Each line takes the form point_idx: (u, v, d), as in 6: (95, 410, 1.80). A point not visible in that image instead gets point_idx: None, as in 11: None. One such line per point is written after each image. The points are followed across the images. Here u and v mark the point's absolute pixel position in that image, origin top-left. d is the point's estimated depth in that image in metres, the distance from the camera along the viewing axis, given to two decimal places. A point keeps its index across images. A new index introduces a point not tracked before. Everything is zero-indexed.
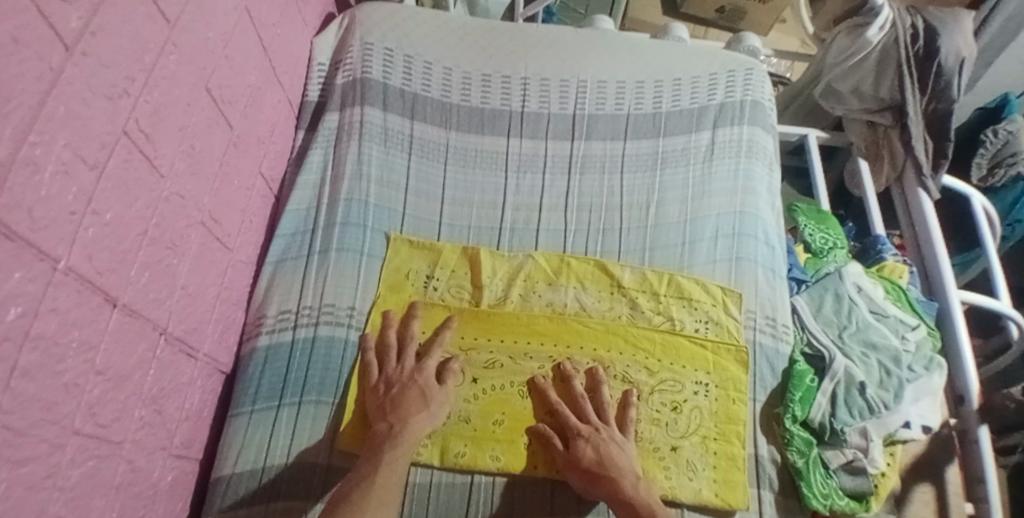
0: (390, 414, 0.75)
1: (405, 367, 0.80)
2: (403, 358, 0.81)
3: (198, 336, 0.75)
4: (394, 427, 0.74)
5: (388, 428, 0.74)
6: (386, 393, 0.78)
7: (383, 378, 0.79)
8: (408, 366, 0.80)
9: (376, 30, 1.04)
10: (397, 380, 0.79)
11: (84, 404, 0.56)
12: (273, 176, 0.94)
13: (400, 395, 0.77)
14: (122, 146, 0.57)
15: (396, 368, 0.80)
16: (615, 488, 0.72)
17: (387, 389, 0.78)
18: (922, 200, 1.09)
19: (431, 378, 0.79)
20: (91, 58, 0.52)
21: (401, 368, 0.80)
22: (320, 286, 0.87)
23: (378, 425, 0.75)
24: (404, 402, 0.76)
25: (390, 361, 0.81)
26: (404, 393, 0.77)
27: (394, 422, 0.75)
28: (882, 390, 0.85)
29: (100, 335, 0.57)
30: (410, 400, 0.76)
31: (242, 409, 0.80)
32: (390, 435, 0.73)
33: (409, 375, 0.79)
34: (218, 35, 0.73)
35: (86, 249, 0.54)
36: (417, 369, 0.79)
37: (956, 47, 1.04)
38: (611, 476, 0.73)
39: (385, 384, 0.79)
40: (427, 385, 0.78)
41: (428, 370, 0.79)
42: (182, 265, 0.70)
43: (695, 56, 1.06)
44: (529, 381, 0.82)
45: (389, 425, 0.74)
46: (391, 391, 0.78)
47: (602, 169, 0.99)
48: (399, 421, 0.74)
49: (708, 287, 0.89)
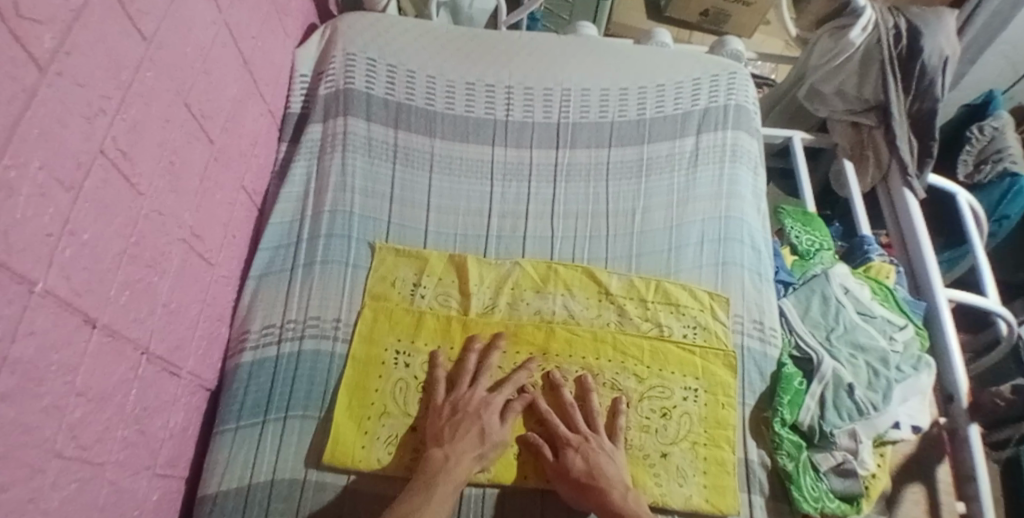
0: (446, 443, 0.74)
1: (476, 395, 0.78)
2: (475, 385, 0.80)
3: (180, 354, 0.75)
4: (449, 458, 0.73)
5: (443, 457, 0.73)
6: (450, 416, 0.77)
7: (450, 400, 0.79)
8: (479, 394, 0.79)
9: (358, 40, 1.04)
10: (464, 407, 0.77)
11: (65, 426, 0.56)
12: (255, 190, 0.93)
13: (463, 424, 0.76)
14: (99, 165, 0.57)
15: (467, 392, 0.79)
16: (604, 499, 0.72)
17: (452, 413, 0.77)
18: (908, 199, 1.09)
19: (494, 416, 0.77)
20: (66, 78, 0.52)
21: (471, 395, 0.79)
22: (305, 299, 0.86)
23: (434, 451, 0.74)
24: (461, 434, 0.75)
25: (463, 385, 0.80)
26: (464, 425, 0.76)
27: (449, 453, 0.73)
28: (870, 391, 0.85)
29: (80, 357, 0.57)
30: (469, 435, 0.75)
31: (227, 426, 0.79)
32: (445, 466, 0.72)
33: (476, 407, 0.77)
34: (197, 49, 0.73)
35: (64, 270, 0.53)
36: (485, 403, 0.78)
37: (940, 47, 1.05)
38: (601, 488, 0.73)
39: (451, 406, 0.78)
40: (489, 425, 0.76)
41: (495, 405, 0.78)
42: (163, 282, 0.69)
43: (678, 61, 1.06)
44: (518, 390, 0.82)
45: (444, 454, 0.73)
46: (455, 415, 0.77)
47: (587, 176, 0.99)
48: (455, 455, 0.73)
49: (695, 292, 0.89)
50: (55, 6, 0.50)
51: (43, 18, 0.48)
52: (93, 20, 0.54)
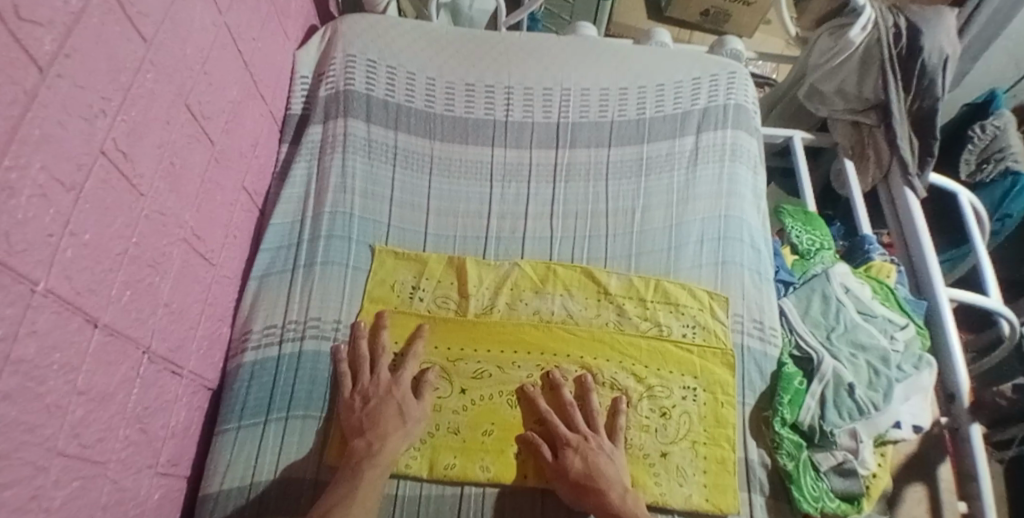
0: (368, 431, 0.75)
1: (382, 380, 0.80)
2: (377, 371, 0.80)
3: (182, 354, 0.75)
4: (372, 444, 0.74)
5: (367, 445, 0.74)
6: (363, 407, 0.78)
7: (359, 391, 0.79)
8: (383, 378, 0.80)
9: (358, 41, 1.04)
10: (374, 394, 0.79)
11: (67, 425, 0.56)
12: (256, 191, 0.93)
13: (377, 410, 0.77)
14: (100, 166, 0.57)
15: (372, 381, 0.80)
16: (603, 499, 0.73)
17: (364, 403, 0.78)
18: (907, 197, 1.09)
19: (407, 393, 0.79)
20: (66, 80, 0.52)
21: (377, 381, 0.79)
22: (305, 299, 0.87)
23: (356, 441, 0.75)
24: (381, 419, 0.76)
25: (364, 374, 0.80)
26: (382, 409, 0.77)
27: (372, 440, 0.75)
28: (871, 390, 0.85)
29: (81, 356, 0.57)
30: (389, 417, 0.76)
31: (229, 425, 0.80)
32: (369, 453, 0.74)
33: (386, 389, 0.79)
34: (197, 51, 0.73)
35: (65, 270, 0.54)
36: (394, 382, 0.79)
37: (940, 45, 1.04)
38: (600, 488, 0.73)
39: (361, 397, 0.79)
40: (405, 402, 0.78)
41: (404, 384, 0.79)
42: (164, 283, 0.70)
43: (677, 60, 1.06)
44: (518, 390, 0.82)
45: (367, 442, 0.74)
46: (367, 404, 0.78)
47: (588, 177, 0.99)
48: (378, 440, 0.74)
49: (694, 291, 0.89)
50: (54, 9, 0.50)
51: (43, 20, 0.49)
52: (92, 22, 0.55)
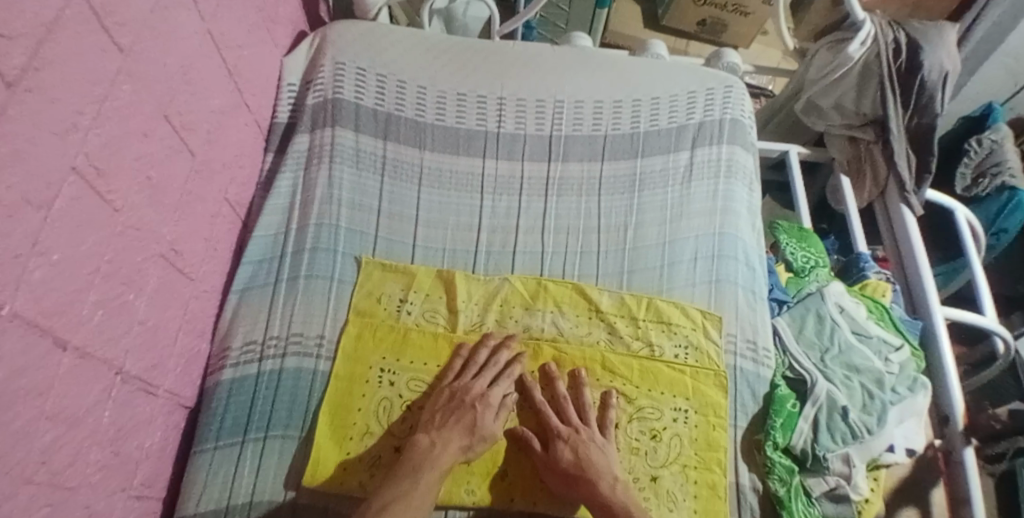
0: (433, 430, 0.75)
1: (475, 387, 0.78)
2: (479, 377, 0.79)
3: (158, 373, 0.73)
4: (434, 444, 0.73)
5: (428, 445, 0.73)
6: (448, 403, 0.77)
7: (451, 388, 0.79)
8: (479, 385, 0.78)
9: (348, 49, 1.02)
10: (460, 396, 0.77)
11: (35, 451, 0.54)
12: (239, 202, 0.91)
13: (455, 413, 0.76)
14: (71, 183, 0.55)
15: (469, 382, 0.79)
16: (593, 490, 0.73)
17: (448, 400, 0.78)
18: (905, 216, 1.08)
19: (490, 409, 0.77)
20: (35, 95, 0.49)
21: (471, 385, 0.78)
22: (287, 315, 0.85)
23: (419, 438, 0.74)
24: (452, 421, 0.75)
25: (466, 373, 0.80)
26: (457, 414, 0.76)
27: (435, 439, 0.74)
28: (864, 414, 0.83)
29: (50, 380, 0.55)
30: (461, 424, 0.75)
31: (205, 446, 0.77)
32: (430, 454, 0.73)
33: (472, 398, 0.77)
34: (179, 60, 0.71)
35: (33, 292, 0.51)
36: (484, 396, 0.77)
37: (939, 61, 1.02)
38: (589, 479, 0.73)
39: (450, 392, 0.78)
40: (481, 417, 0.76)
41: (492, 400, 0.78)
42: (140, 301, 0.67)
43: (674, 73, 1.05)
44: (518, 378, 0.82)
45: (430, 440, 0.74)
46: (450, 402, 0.77)
47: (580, 191, 0.97)
48: (441, 442, 0.74)
49: (687, 311, 0.88)
50: (24, 22, 0.47)
51: (14, 33, 0.46)
52: (65, 34, 0.52)
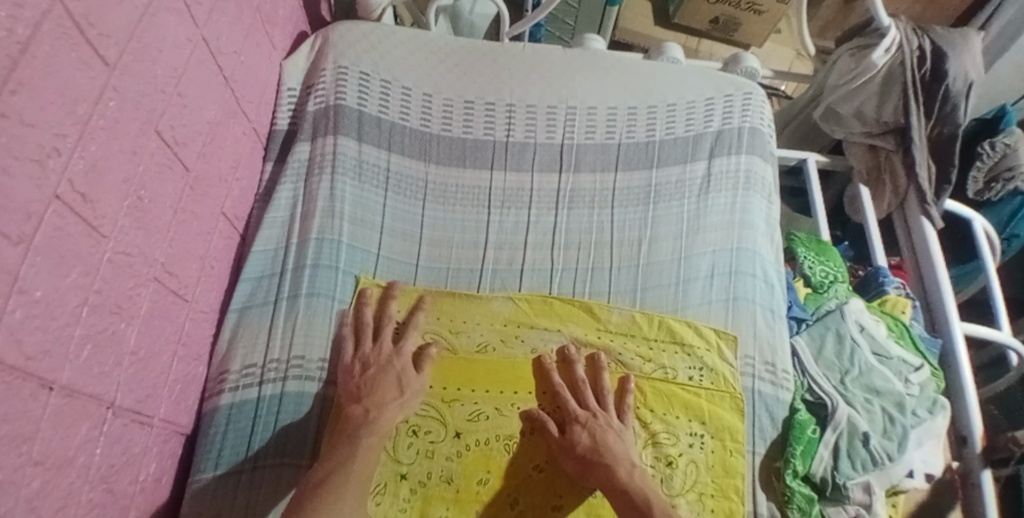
0: (365, 398, 0.74)
1: (384, 349, 0.79)
2: (380, 339, 0.80)
3: (151, 402, 0.69)
4: (369, 412, 0.73)
5: (363, 412, 0.73)
6: (362, 374, 0.77)
7: (360, 357, 0.78)
8: (386, 348, 0.79)
9: (349, 52, 0.97)
10: (375, 362, 0.78)
11: (22, 500, 0.49)
12: (237, 216, 0.87)
13: (377, 377, 0.76)
14: (53, 211, 0.50)
15: (374, 348, 0.79)
16: (610, 475, 0.72)
17: (363, 370, 0.77)
18: (924, 227, 1.04)
19: (408, 365, 0.78)
20: (10, 120, 0.44)
21: (378, 350, 0.79)
22: (287, 336, 0.81)
23: (352, 408, 0.73)
24: (379, 386, 0.75)
25: (368, 341, 0.80)
26: (381, 377, 0.76)
27: (369, 407, 0.73)
28: (885, 439, 0.79)
29: (36, 424, 0.50)
30: (387, 385, 0.75)
31: (203, 475, 0.74)
32: (366, 420, 0.72)
33: (387, 359, 0.78)
34: (169, 70, 0.66)
35: (14, 334, 0.47)
36: (395, 354, 0.78)
37: (964, 70, 0.99)
38: (606, 464, 0.73)
39: (361, 364, 0.78)
40: (404, 373, 0.77)
41: (406, 356, 0.78)
42: (131, 330, 0.63)
43: (689, 78, 1.00)
44: (535, 359, 0.82)
45: (364, 409, 0.73)
46: (366, 372, 0.77)
47: (592, 204, 0.93)
48: (375, 407, 0.73)
49: (701, 330, 0.84)
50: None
51: None
52: (42, 51, 0.47)
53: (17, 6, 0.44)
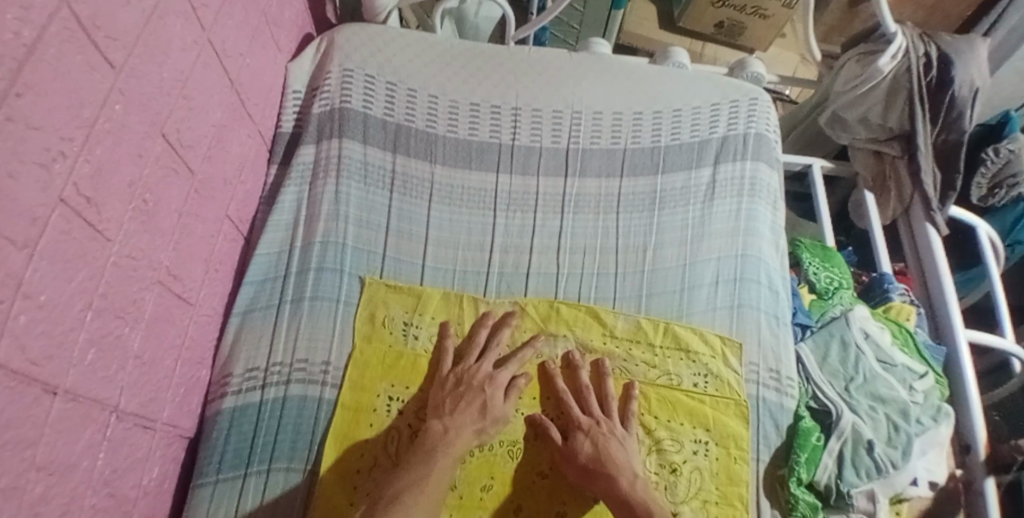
0: (445, 417, 0.74)
1: (482, 370, 0.78)
2: (483, 359, 0.79)
3: (155, 406, 0.68)
4: (448, 431, 0.72)
5: (442, 430, 0.73)
6: (453, 388, 0.77)
7: (455, 372, 0.78)
8: (485, 368, 0.79)
9: (356, 55, 0.97)
10: (468, 380, 0.77)
11: (25, 506, 0.49)
12: (241, 218, 0.86)
13: (465, 395, 0.75)
14: (58, 215, 0.50)
15: (473, 366, 0.79)
16: (612, 485, 0.72)
17: (455, 384, 0.77)
18: (929, 234, 1.04)
19: (498, 391, 0.77)
20: (17, 123, 0.44)
21: (476, 369, 0.78)
22: (292, 339, 0.81)
23: (433, 424, 0.73)
24: (464, 407, 0.74)
25: (471, 358, 0.80)
26: (468, 399, 0.75)
27: (448, 426, 0.73)
28: (889, 447, 0.79)
29: (39, 429, 0.50)
30: (472, 408, 0.74)
31: (205, 479, 0.74)
32: (444, 439, 0.72)
33: (481, 381, 0.77)
34: (176, 73, 0.66)
35: (18, 339, 0.46)
36: (490, 378, 0.78)
37: (971, 77, 0.98)
38: (608, 474, 0.72)
39: (456, 378, 0.78)
40: (492, 399, 0.76)
41: (499, 381, 0.78)
42: (135, 334, 0.63)
43: (695, 84, 1.00)
44: (541, 364, 0.82)
45: (443, 427, 0.73)
46: (458, 387, 0.77)
47: (597, 208, 0.93)
48: (455, 428, 0.73)
49: (707, 337, 0.84)
50: (4, 44, 0.41)
51: None
52: (49, 54, 0.47)
53: (24, 9, 0.43)
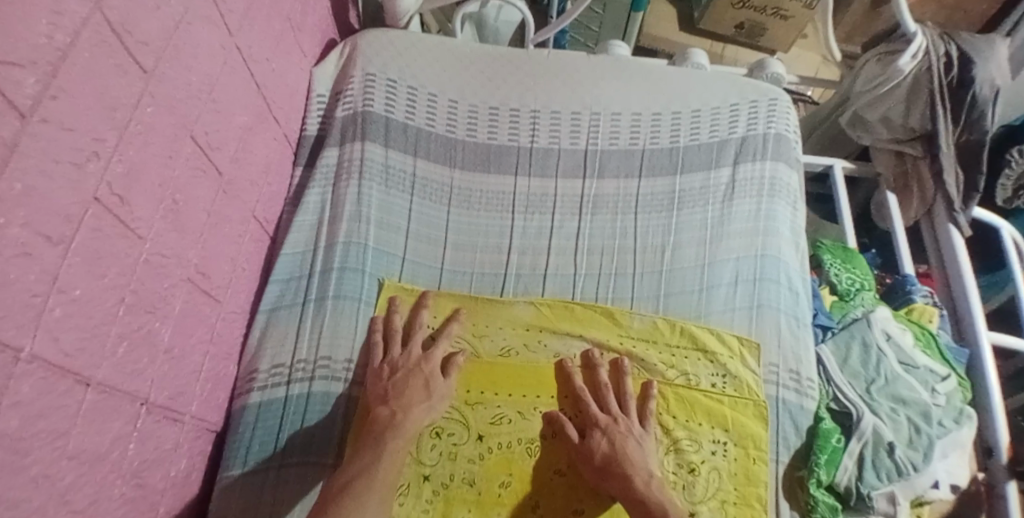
0: (392, 401, 0.75)
1: (412, 354, 0.80)
2: (410, 346, 0.81)
3: (183, 399, 0.71)
4: (396, 415, 0.74)
5: (390, 414, 0.74)
6: (390, 377, 0.78)
7: (388, 362, 0.79)
8: (415, 353, 0.80)
9: (377, 59, 0.99)
10: (403, 366, 0.79)
11: (56, 493, 0.51)
12: (267, 219, 0.89)
13: (406, 380, 0.77)
14: (92, 214, 0.52)
15: (403, 354, 0.80)
16: (627, 484, 0.72)
17: (391, 373, 0.78)
18: (953, 235, 1.02)
19: (436, 371, 0.79)
20: (51, 124, 0.46)
21: (407, 355, 0.80)
22: (314, 338, 0.83)
23: (379, 409, 0.75)
24: (406, 389, 0.76)
25: (396, 347, 0.81)
26: (408, 382, 0.77)
27: (396, 409, 0.74)
28: (910, 449, 0.78)
29: (72, 420, 0.52)
30: (414, 389, 0.76)
31: (231, 472, 0.76)
32: (392, 423, 0.73)
33: (415, 363, 0.79)
34: (204, 78, 0.68)
35: (52, 332, 0.48)
36: (424, 358, 0.79)
37: (992, 77, 0.97)
38: (624, 471, 0.73)
39: (389, 368, 0.79)
40: (432, 378, 0.78)
41: (434, 361, 0.79)
42: (164, 329, 0.65)
43: (713, 85, 1.00)
44: (556, 363, 0.82)
45: (390, 411, 0.74)
46: (394, 375, 0.78)
47: (615, 209, 0.94)
48: (402, 410, 0.74)
49: (724, 338, 0.84)
50: (37, 48, 0.43)
51: (26, 61, 0.42)
52: (82, 58, 0.49)
53: (57, 14, 0.45)
